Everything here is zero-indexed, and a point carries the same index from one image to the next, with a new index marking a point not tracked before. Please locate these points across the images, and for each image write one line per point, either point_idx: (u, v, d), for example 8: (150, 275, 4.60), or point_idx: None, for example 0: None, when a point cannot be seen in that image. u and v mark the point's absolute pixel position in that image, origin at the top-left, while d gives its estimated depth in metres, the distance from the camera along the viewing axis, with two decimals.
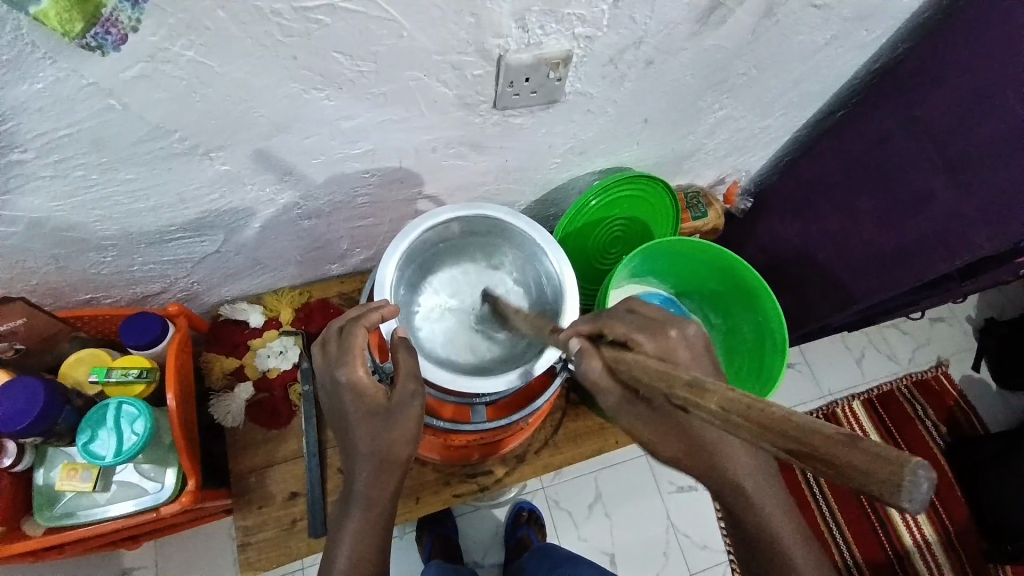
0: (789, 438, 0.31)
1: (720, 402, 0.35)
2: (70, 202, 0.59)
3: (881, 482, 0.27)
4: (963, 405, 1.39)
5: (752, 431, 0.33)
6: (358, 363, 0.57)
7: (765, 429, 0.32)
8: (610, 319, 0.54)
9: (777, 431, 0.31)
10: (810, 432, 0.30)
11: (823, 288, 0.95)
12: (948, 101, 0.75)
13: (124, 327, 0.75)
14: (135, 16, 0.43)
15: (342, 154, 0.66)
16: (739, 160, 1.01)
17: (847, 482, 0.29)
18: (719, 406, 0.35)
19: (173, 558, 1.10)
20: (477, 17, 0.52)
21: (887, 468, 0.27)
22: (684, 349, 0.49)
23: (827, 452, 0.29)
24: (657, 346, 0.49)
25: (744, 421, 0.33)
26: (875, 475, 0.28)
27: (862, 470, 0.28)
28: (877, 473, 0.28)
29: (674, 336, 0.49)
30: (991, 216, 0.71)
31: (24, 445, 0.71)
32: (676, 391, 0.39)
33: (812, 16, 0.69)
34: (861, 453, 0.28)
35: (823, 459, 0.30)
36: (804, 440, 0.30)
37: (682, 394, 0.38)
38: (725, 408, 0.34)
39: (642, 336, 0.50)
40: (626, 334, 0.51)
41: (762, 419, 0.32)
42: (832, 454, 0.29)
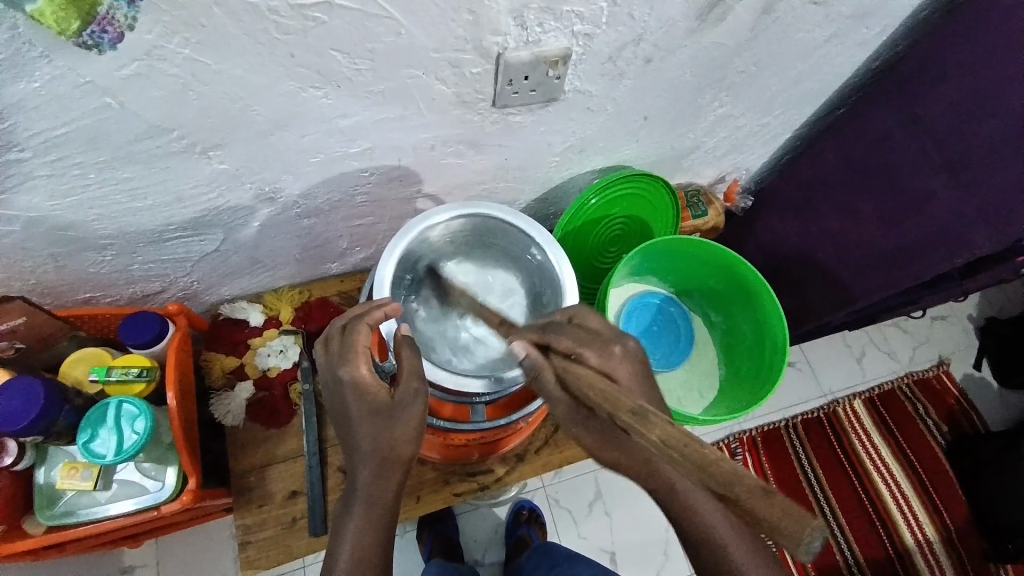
0: (715, 482, 0.29)
1: (662, 435, 0.32)
2: (68, 201, 0.59)
3: (786, 533, 0.28)
4: (964, 405, 1.39)
5: (687, 469, 0.31)
6: (361, 361, 0.57)
7: (700, 470, 0.30)
8: (555, 331, 0.53)
9: (707, 474, 0.30)
10: (740, 482, 0.28)
11: (823, 287, 0.95)
12: (950, 100, 0.75)
13: (123, 327, 0.75)
14: (132, 14, 0.43)
15: (341, 152, 0.66)
16: (739, 158, 1.01)
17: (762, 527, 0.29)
18: (658, 439, 0.32)
19: (174, 556, 1.10)
20: (475, 14, 0.52)
21: (791, 524, 0.28)
22: (625, 366, 0.49)
23: (747, 502, 0.29)
24: (601, 360, 0.49)
25: (678, 458, 0.31)
26: (787, 527, 0.28)
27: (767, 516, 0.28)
28: (785, 525, 0.28)
29: (616, 353, 0.50)
30: (992, 218, 0.71)
31: (24, 444, 0.71)
32: (620, 415, 0.37)
33: (812, 13, 0.69)
34: (776, 507, 0.28)
35: (744, 506, 0.29)
36: (730, 487, 0.29)
37: (626, 419, 0.36)
38: (665, 442, 0.32)
39: (586, 350, 0.49)
40: (570, 345, 0.50)
41: (697, 460, 0.30)
42: (753, 504, 0.29)
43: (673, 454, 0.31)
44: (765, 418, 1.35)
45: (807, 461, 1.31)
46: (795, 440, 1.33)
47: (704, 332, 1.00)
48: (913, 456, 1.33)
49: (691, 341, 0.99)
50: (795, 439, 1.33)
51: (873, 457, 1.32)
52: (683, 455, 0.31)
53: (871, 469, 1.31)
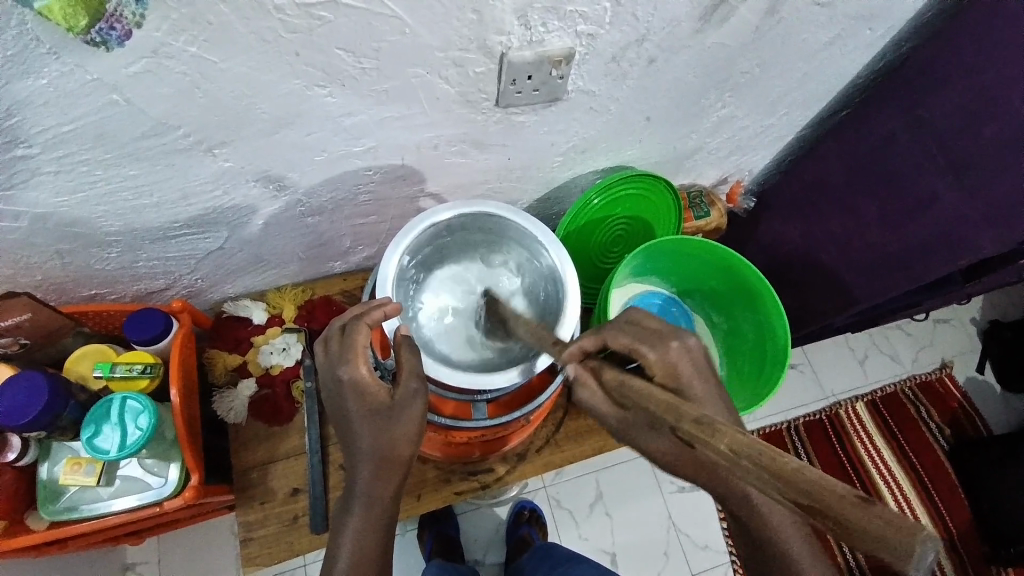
0: (803, 493, 0.32)
1: (731, 444, 0.36)
2: (74, 197, 0.60)
3: (897, 550, 0.29)
4: (967, 408, 1.38)
5: (764, 479, 0.34)
6: (360, 361, 0.57)
7: (777, 479, 0.33)
8: (609, 328, 0.54)
9: (792, 488, 0.33)
10: (819, 491, 0.31)
11: (826, 289, 0.95)
12: (953, 101, 0.74)
13: (127, 323, 0.76)
14: (139, 11, 0.43)
15: (345, 151, 0.66)
16: (742, 159, 1.01)
17: (853, 541, 0.31)
18: (729, 448, 0.37)
19: (175, 553, 1.10)
20: (479, 13, 0.52)
21: (900, 536, 0.29)
22: (686, 360, 0.51)
23: (842, 515, 0.31)
24: (660, 357, 0.51)
25: (752, 467, 0.35)
26: (893, 541, 0.29)
27: (875, 532, 0.30)
28: (887, 537, 0.29)
29: (675, 347, 0.52)
30: (998, 220, 0.71)
31: (29, 439, 0.72)
32: (683, 427, 0.41)
33: (816, 14, 0.69)
34: (873, 517, 0.30)
35: (831, 518, 0.31)
36: (820, 500, 0.31)
37: (691, 430, 0.40)
38: (734, 450, 0.36)
39: (645, 349, 0.52)
40: (628, 345, 0.53)
41: (775, 469, 0.33)
42: (844, 515, 0.30)
43: (744, 463, 0.35)
44: (766, 420, 1.35)
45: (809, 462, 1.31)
46: (796, 441, 1.33)
47: (705, 333, 1.00)
48: (916, 459, 1.33)
49: None
50: (797, 440, 1.33)
51: (875, 460, 1.32)
52: (756, 462, 0.35)
53: (874, 472, 1.31)
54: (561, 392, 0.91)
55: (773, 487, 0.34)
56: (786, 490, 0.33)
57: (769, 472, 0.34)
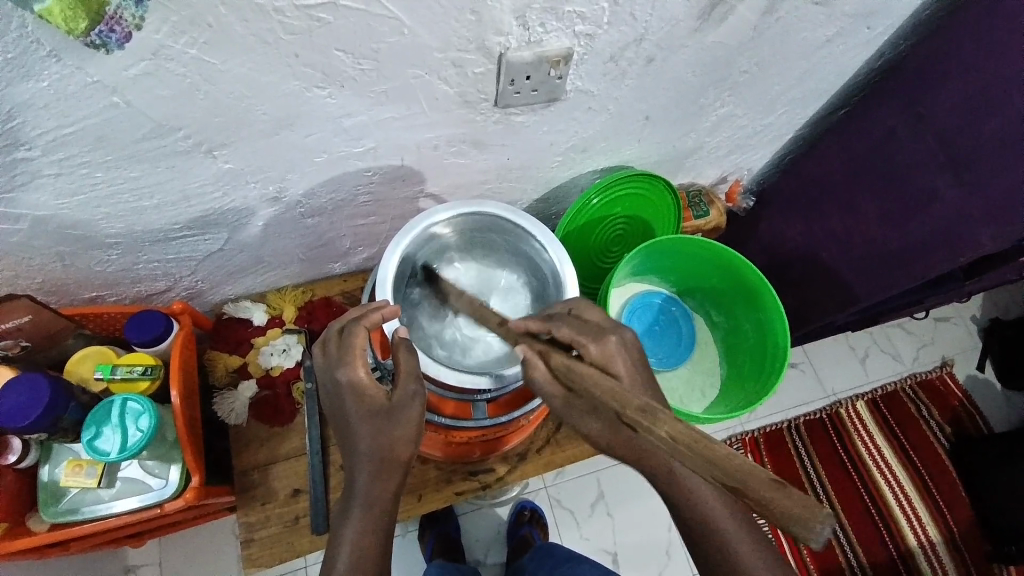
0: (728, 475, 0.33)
1: (671, 432, 0.35)
2: (75, 200, 0.60)
3: (800, 522, 0.31)
4: (968, 406, 1.38)
5: (699, 465, 0.34)
6: (358, 363, 0.58)
7: (711, 464, 0.33)
8: (556, 320, 0.56)
9: (722, 471, 0.33)
10: (748, 478, 0.32)
11: (827, 287, 0.95)
12: (953, 98, 0.74)
13: (127, 326, 0.76)
14: (140, 14, 0.44)
15: (345, 152, 0.66)
16: (741, 158, 1.01)
17: (769, 515, 0.33)
18: (669, 435, 0.36)
19: (176, 555, 1.10)
20: (477, 14, 0.53)
21: (804, 512, 0.31)
22: (623, 354, 0.53)
23: (763, 495, 0.32)
24: (600, 350, 0.52)
25: (690, 455, 0.34)
26: (799, 520, 0.31)
27: (787, 511, 0.32)
28: (800, 517, 0.31)
29: (613, 341, 0.53)
30: (998, 217, 0.70)
31: (29, 440, 0.72)
32: (628, 414, 0.39)
33: (814, 13, 0.70)
34: (791, 499, 0.32)
35: (753, 497, 0.33)
36: (747, 484, 0.32)
37: (633, 417, 0.38)
38: (673, 438, 0.35)
39: (587, 341, 0.53)
40: (570, 337, 0.54)
41: (708, 456, 0.33)
42: (763, 496, 0.32)
43: (682, 449, 0.34)
44: (766, 420, 1.35)
45: (810, 462, 1.31)
46: (797, 440, 1.33)
47: (705, 332, 1.00)
48: (917, 457, 1.33)
49: (692, 341, 1.00)
50: (797, 439, 1.33)
51: (875, 459, 1.32)
52: (692, 449, 0.34)
53: (874, 470, 1.31)
54: None
55: (706, 469, 0.34)
56: (712, 471, 0.33)
57: (702, 458, 0.33)
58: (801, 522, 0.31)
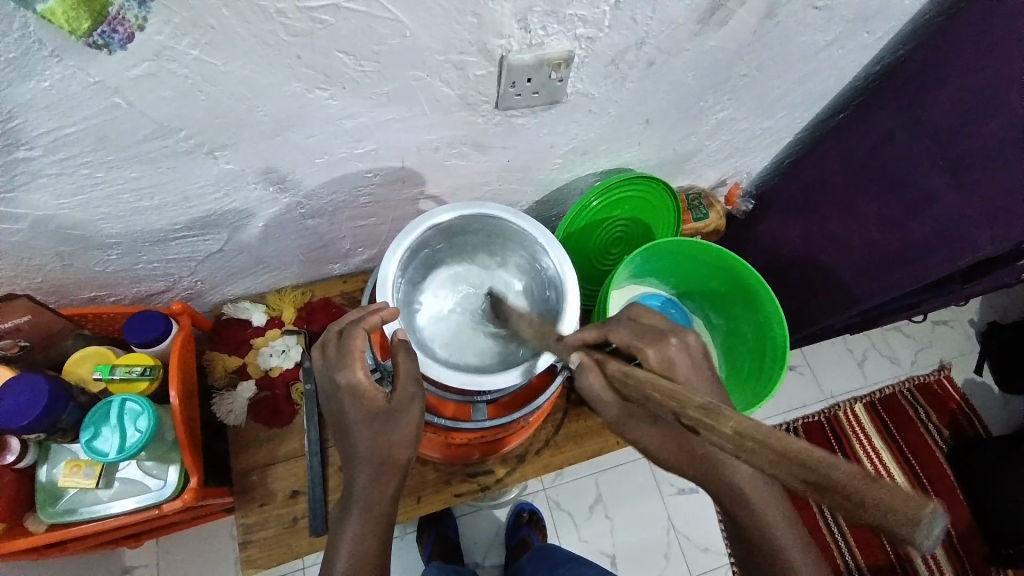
0: (806, 467, 0.30)
1: (737, 427, 0.34)
2: (75, 200, 0.60)
3: (902, 523, 0.27)
4: (966, 410, 1.38)
5: (769, 460, 0.32)
6: (357, 366, 0.58)
7: (781, 456, 0.31)
8: (613, 325, 0.56)
9: (795, 465, 0.30)
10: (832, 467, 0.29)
11: (825, 290, 0.96)
12: (952, 101, 0.74)
13: (127, 326, 0.76)
14: (142, 15, 0.44)
15: (346, 153, 0.66)
16: (741, 161, 1.01)
17: (863, 517, 0.28)
18: (733, 430, 0.34)
19: (174, 557, 1.10)
20: (479, 16, 0.53)
21: (908, 507, 0.27)
22: (684, 357, 0.51)
23: (853, 485, 0.28)
24: (658, 355, 0.51)
25: (762, 449, 0.32)
26: (898, 517, 0.27)
27: (885, 503, 0.27)
28: (898, 511, 0.27)
29: (674, 345, 0.52)
30: (996, 219, 0.70)
31: (27, 441, 0.72)
32: (687, 413, 0.38)
33: (814, 17, 0.70)
34: (887, 491, 0.27)
35: (840, 493, 0.29)
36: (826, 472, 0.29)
37: (694, 417, 0.37)
38: (739, 433, 0.34)
39: (645, 345, 0.52)
40: (627, 340, 0.54)
41: (776, 446, 0.31)
42: (852, 488, 0.28)
43: (747, 442, 0.33)
44: (765, 422, 1.35)
45: None
46: None
47: (704, 334, 1.00)
48: (914, 461, 1.33)
49: None
50: None
51: (873, 461, 1.32)
52: (762, 444, 0.32)
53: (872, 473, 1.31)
54: (560, 394, 0.91)
55: (783, 466, 0.31)
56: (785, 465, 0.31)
57: (773, 451, 0.31)
58: (905, 518, 0.27)
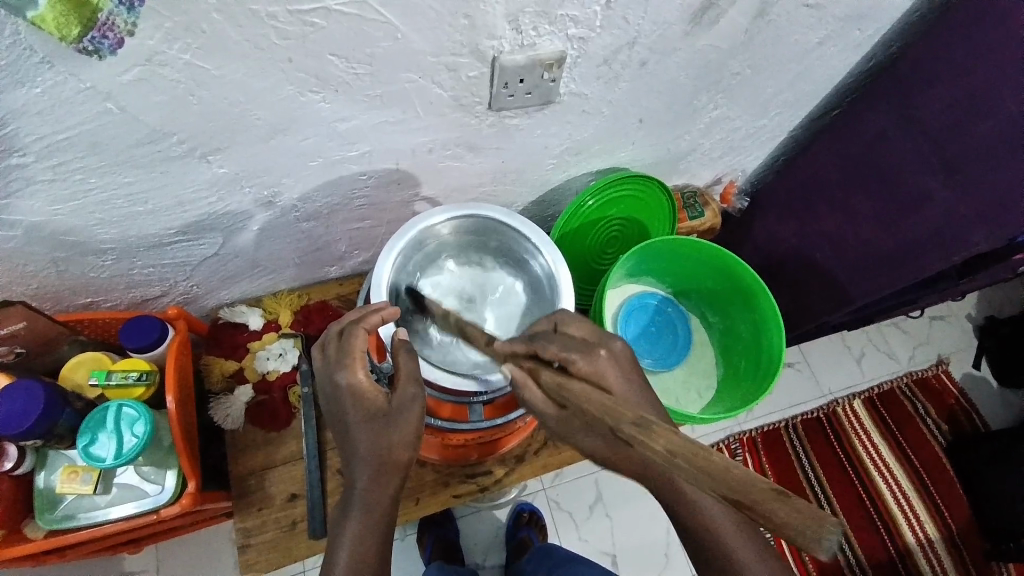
0: (732, 487, 0.31)
1: (668, 445, 0.34)
2: (69, 206, 0.60)
3: (806, 532, 0.29)
4: (964, 404, 1.38)
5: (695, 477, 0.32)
6: (358, 367, 0.58)
7: (709, 476, 0.32)
8: (541, 340, 0.54)
9: (716, 481, 0.31)
10: (753, 485, 0.30)
11: (821, 288, 0.96)
12: (945, 101, 0.75)
13: (123, 331, 0.76)
14: (132, 20, 0.44)
15: (339, 156, 0.66)
16: (736, 159, 1.01)
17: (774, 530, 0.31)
18: (664, 449, 0.34)
19: (174, 561, 1.10)
20: (470, 18, 0.53)
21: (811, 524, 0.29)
22: (613, 366, 0.52)
23: (765, 504, 0.30)
24: (589, 365, 0.51)
25: (686, 467, 0.33)
26: (803, 528, 0.29)
27: (795, 523, 0.29)
28: (805, 529, 0.29)
29: (602, 355, 0.52)
30: (988, 219, 0.71)
31: (24, 448, 0.72)
32: (622, 429, 0.37)
33: (805, 15, 0.70)
34: (793, 510, 0.30)
35: (756, 511, 0.30)
36: (746, 492, 0.30)
37: (629, 432, 0.36)
38: (670, 450, 0.34)
39: (576, 356, 0.51)
40: (558, 353, 0.52)
41: (706, 468, 0.32)
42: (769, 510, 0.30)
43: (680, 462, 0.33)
44: (763, 420, 1.35)
45: (808, 462, 1.31)
46: (794, 440, 1.33)
47: (701, 333, 1.00)
48: (914, 456, 1.33)
49: (689, 342, 1.00)
50: (795, 440, 1.33)
51: (873, 457, 1.32)
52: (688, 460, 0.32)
53: (872, 469, 1.31)
54: None
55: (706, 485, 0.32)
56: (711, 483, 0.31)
57: (698, 470, 0.32)
58: (807, 532, 0.29)
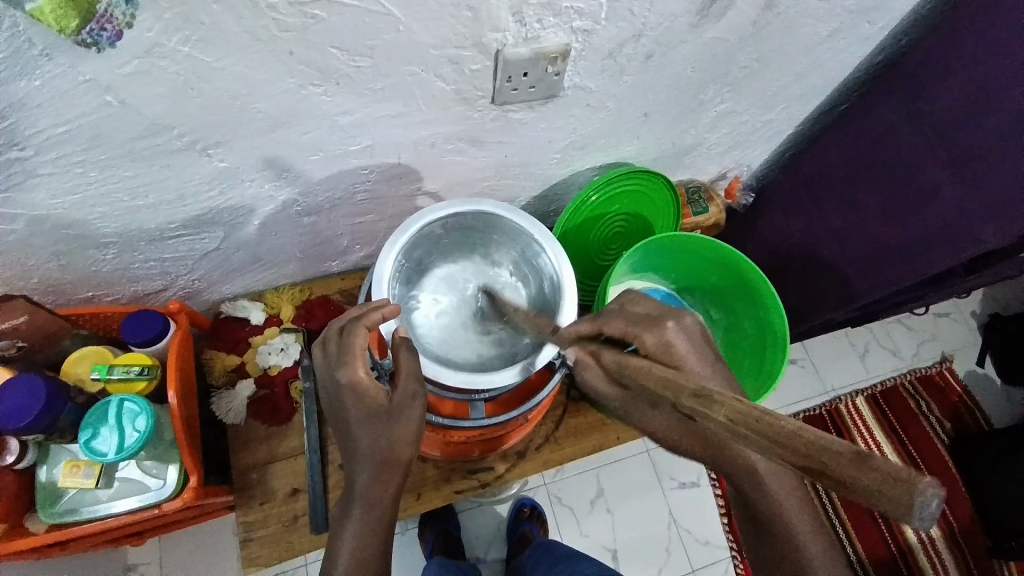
0: (802, 454, 0.30)
1: (733, 416, 0.34)
2: (69, 199, 0.60)
3: (892, 494, 0.27)
4: (969, 402, 1.38)
5: (765, 448, 0.32)
6: (359, 364, 0.57)
7: (778, 445, 0.31)
8: (606, 315, 0.54)
9: (786, 448, 0.31)
10: (820, 449, 0.29)
11: (826, 284, 0.95)
12: (954, 93, 0.74)
13: (125, 325, 0.76)
14: (130, 11, 0.43)
15: (341, 150, 0.66)
16: (741, 155, 1.00)
17: (856, 496, 0.29)
18: (727, 418, 0.34)
19: (176, 554, 1.10)
20: (474, 10, 0.52)
21: (897, 491, 0.27)
22: (684, 339, 0.48)
23: (840, 471, 0.29)
24: (657, 339, 0.48)
25: (755, 437, 0.32)
26: (888, 497, 0.27)
27: (878, 490, 0.27)
28: (890, 493, 0.27)
29: (671, 328, 0.48)
30: (998, 212, 0.70)
31: (27, 442, 0.72)
32: (683, 402, 0.38)
33: (814, 8, 0.69)
34: (870, 471, 0.28)
35: (832, 476, 0.29)
36: (817, 457, 0.29)
37: (690, 405, 0.37)
38: (734, 420, 0.34)
39: (642, 330, 0.49)
40: (623, 329, 0.51)
41: (771, 435, 0.31)
42: (843, 473, 0.28)
43: (747, 432, 0.33)
44: None
45: None
46: None
47: (705, 330, 0.99)
48: (917, 454, 1.33)
49: None
50: None
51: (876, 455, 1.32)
52: (754, 430, 0.32)
53: None
54: (560, 391, 0.91)
55: (774, 454, 0.31)
56: (778, 451, 0.31)
57: (766, 439, 0.32)
58: (895, 497, 0.27)
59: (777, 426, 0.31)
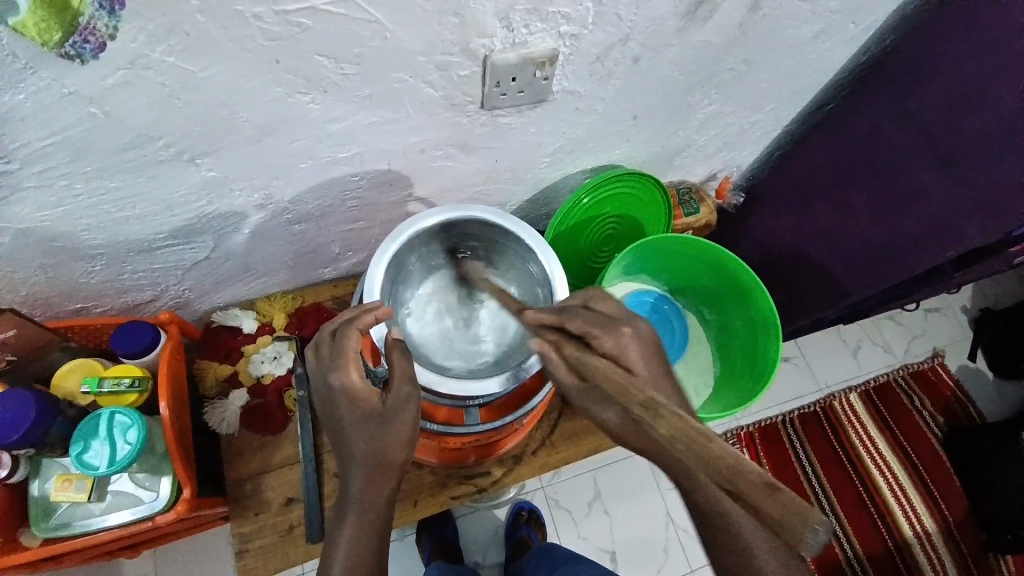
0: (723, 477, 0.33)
1: (673, 430, 0.37)
2: (56, 212, 0.59)
3: (791, 527, 0.30)
4: (960, 397, 1.39)
5: (694, 462, 0.35)
6: (351, 367, 0.57)
7: (704, 463, 0.34)
8: (568, 314, 0.57)
9: (712, 467, 0.33)
10: (736, 476, 0.32)
11: (816, 283, 0.96)
12: (941, 93, 0.74)
13: (115, 337, 0.75)
14: (114, 23, 0.43)
15: (330, 157, 0.66)
16: (730, 155, 1.01)
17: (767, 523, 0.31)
18: (669, 433, 0.37)
19: (172, 566, 1.09)
20: (461, 17, 0.52)
21: (794, 522, 0.30)
22: (636, 345, 0.52)
23: (751, 497, 0.31)
24: (613, 342, 0.53)
25: (686, 452, 0.35)
26: (788, 526, 0.30)
27: (780, 521, 0.30)
28: (790, 525, 0.30)
29: (627, 333, 0.53)
30: (986, 212, 0.71)
31: (18, 457, 0.71)
32: (634, 410, 0.42)
33: (799, 10, 0.69)
34: (780, 505, 0.30)
35: (745, 500, 0.32)
36: (733, 482, 0.32)
37: (640, 413, 0.41)
38: (674, 435, 0.37)
39: (599, 333, 0.53)
40: (582, 328, 0.55)
41: (701, 453, 0.34)
42: (755, 499, 0.31)
43: (678, 446, 0.36)
44: (762, 414, 1.35)
45: (806, 458, 1.31)
46: (793, 436, 1.33)
47: (698, 331, 1.00)
48: (911, 450, 1.33)
49: (686, 339, 0.99)
50: (793, 436, 1.33)
51: (870, 451, 1.33)
52: (688, 448, 0.35)
53: (870, 463, 1.32)
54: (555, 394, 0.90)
55: (701, 469, 0.35)
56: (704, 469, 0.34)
57: (694, 455, 0.34)
58: (793, 529, 0.30)
59: (708, 446, 0.34)
